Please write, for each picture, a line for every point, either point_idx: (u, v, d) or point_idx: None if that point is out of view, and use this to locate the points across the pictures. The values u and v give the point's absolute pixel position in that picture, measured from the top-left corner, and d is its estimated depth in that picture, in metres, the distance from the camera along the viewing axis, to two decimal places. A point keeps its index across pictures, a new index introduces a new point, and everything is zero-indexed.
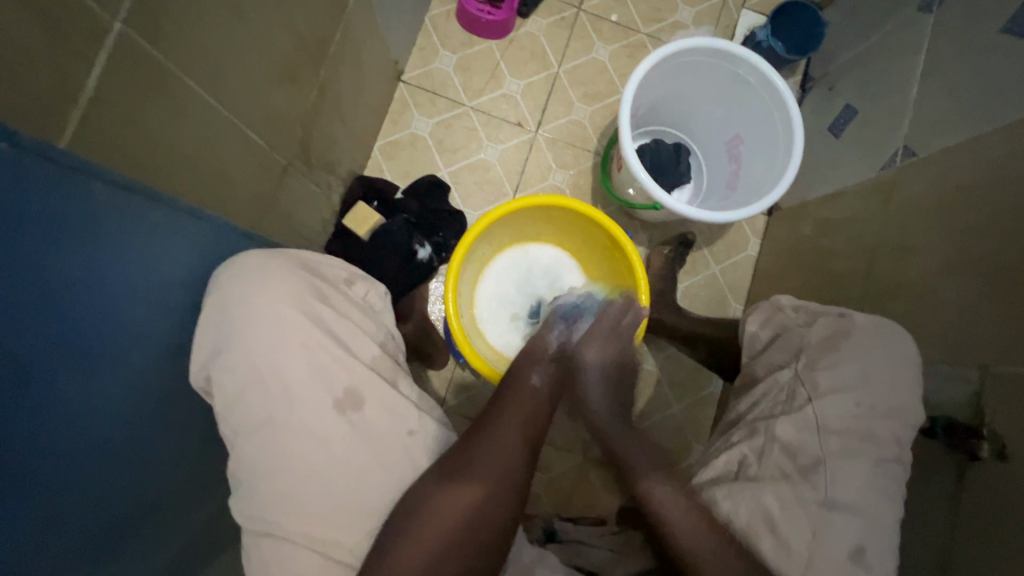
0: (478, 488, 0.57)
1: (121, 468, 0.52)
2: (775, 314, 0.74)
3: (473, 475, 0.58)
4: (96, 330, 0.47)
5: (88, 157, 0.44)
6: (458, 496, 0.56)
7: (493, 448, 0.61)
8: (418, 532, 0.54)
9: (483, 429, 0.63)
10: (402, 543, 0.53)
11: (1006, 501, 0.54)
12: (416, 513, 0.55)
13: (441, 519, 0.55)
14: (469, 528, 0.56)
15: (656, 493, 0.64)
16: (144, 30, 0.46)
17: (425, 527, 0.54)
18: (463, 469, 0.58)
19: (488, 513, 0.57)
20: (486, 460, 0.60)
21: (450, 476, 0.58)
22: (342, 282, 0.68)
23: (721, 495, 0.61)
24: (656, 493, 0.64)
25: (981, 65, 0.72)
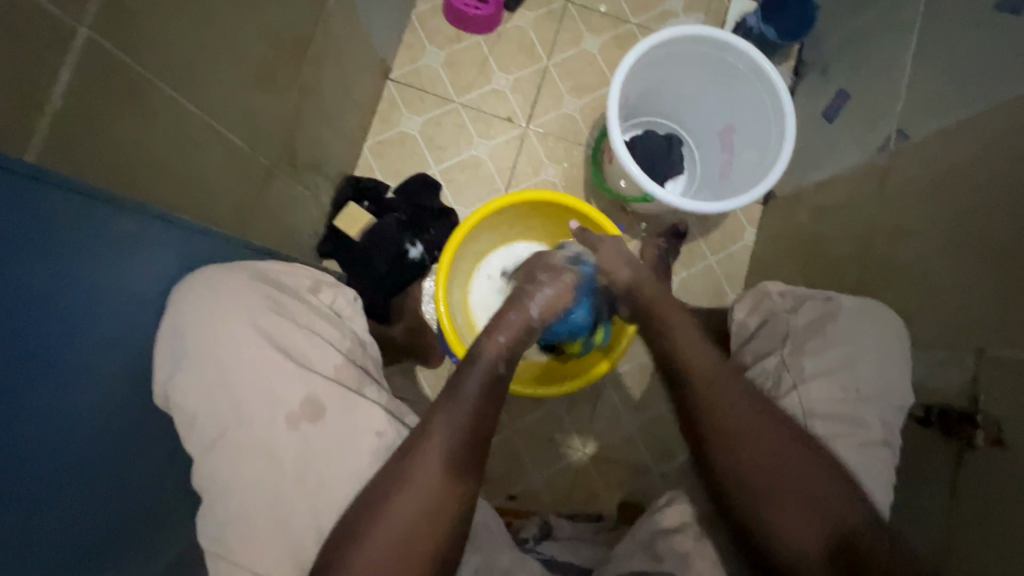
0: (452, 483, 0.57)
1: (102, 478, 0.51)
2: (763, 300, 0.70)
3: (428, 468, 0.56)
4: (71, 339, 0.47)
5: (57, 169, 0.44)
6: (417, 494, 0.55)
7: (449, 439, 0.59)
8: (370, 534, 0.53)
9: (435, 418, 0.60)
10: (359, 555, 0.52)
11: (1002, 488, 0.53)
12: (382, 514, 0.53)
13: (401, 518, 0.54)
14: (431, 527, 0.55)
15: (725, 409, 0.60)
16: (112, 35, 0.45)
17: (384, 535, 0.53)
18: (418, 465, 0.56)
19: (454, 507, 0.57)
20: (446, 451, 0.58)
21: (407, 472, 0.55)
22: (307, 290, 0.68)
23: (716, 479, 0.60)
24: (731, 410, 0.60)
25: (973, 44, 0.70)
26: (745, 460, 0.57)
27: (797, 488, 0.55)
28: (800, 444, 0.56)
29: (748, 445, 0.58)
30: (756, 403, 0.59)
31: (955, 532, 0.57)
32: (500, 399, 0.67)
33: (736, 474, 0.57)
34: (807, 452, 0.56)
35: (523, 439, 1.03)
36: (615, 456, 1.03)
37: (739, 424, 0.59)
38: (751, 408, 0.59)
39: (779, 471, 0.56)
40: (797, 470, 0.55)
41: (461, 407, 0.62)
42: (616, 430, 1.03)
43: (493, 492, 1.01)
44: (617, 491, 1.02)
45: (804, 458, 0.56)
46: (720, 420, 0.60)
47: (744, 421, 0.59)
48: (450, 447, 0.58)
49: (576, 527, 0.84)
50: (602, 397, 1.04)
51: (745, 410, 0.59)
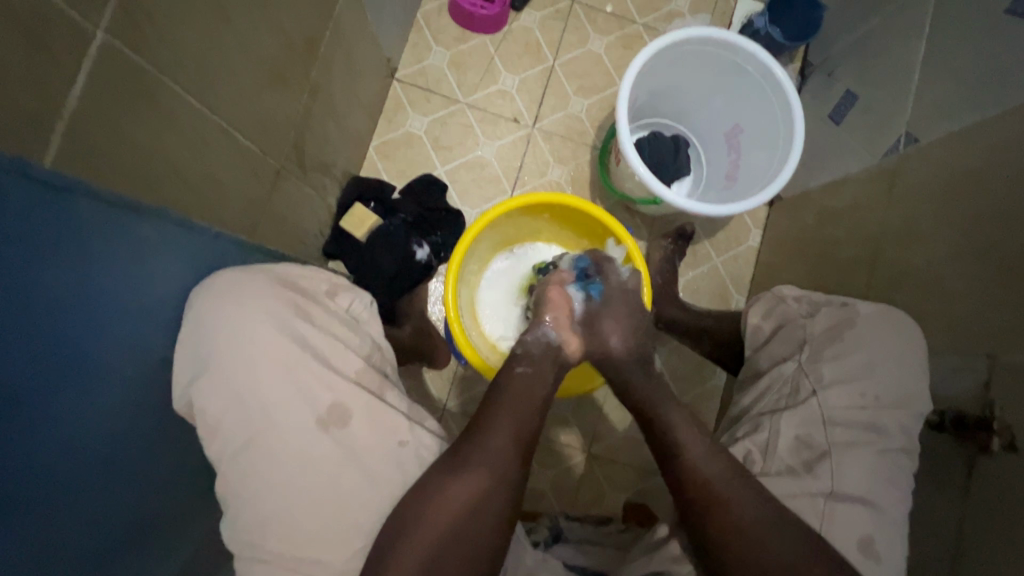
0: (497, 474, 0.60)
1: (117, 483, 0.51)
2: (778, 305, 0.72)
3: (471, 474, 0.58)
4: (89, 344, 0.47)
5: (76, 175, 0.44)
6: (464, 499, 0.56)
7: (490, 444, 0.61)
8: (427, 515, 0.54)
9: (487, 414, 0.65)
10: (414, 534, 0.53)
11: (1018, 492, 0.53)
12: (439, 496, 0.55)
13: (447, 521, 0.55)
14: (476, 520, 0.56)
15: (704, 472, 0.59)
16: (128, 38, 0.45)
17: (439, 515, 0.55)
18: (463, 470, 0.58)
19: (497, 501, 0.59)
20: (496, 445, 0.61)
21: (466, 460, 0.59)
22: (325, 294, 0.68)
23: (752, 488, 0.58)
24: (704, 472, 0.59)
25: (983, 48, 0.70)
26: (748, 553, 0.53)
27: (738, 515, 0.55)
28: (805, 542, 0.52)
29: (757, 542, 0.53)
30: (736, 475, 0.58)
31: (969, 536, 0.57)
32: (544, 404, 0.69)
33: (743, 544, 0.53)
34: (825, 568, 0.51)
35: None
36: (622, 457, 1.03)
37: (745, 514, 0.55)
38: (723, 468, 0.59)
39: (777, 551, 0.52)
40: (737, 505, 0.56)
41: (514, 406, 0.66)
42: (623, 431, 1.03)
43: None
44: (624, 492, 1.02)
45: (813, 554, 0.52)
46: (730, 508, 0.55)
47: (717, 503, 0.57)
48: (491, 454, 0.60)
49: (586, 529, 0.85)
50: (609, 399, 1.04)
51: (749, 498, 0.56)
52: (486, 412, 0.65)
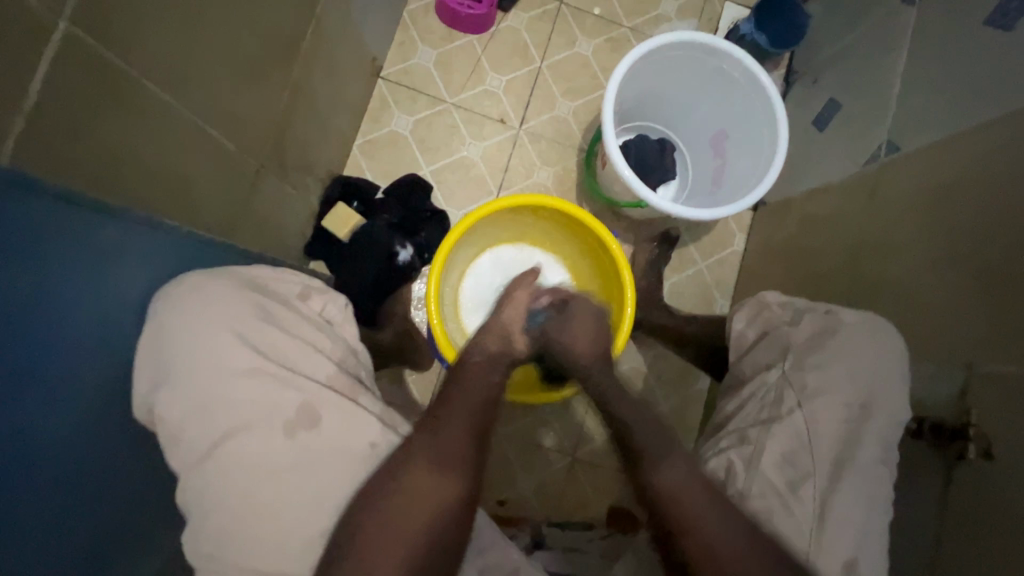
0: (449, 471, 0.57)
1: (78, 495, 0.49)
2: (763, 310, 0.72)
3: (420, 461, 0.57)
4: (48, 350, 0.45)
5: (31, 173, 0.42)
6: (418, 490, 0.55)
7: (446, 437, 0.60)
8: (374, 519, 0.52)
9: (436, 413, 0.63)
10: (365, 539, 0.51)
11: (994, 500, 0.53)
12: (386, 498, 0.53)
13: (399, 514, 0.53)
14: (431, 515, 0.54)
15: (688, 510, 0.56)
16: (94, 30, 0.43)
17: (390, 515, 0.53)
18: (416, 461, 0.56)
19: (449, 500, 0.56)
20: (443, 446, 0.59)
21: (413, 460, 0.56)
22: (296, 297, 0.66)
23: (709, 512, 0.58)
24: (688, 506, 0.56)
25: (962, 59, 0.71)
26: (688, 532, 0.55)
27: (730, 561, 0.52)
28: (718, 509, 0.55)
29: (708, 555, 0.53)
30: (706, 497, 0.56)
31: (947, 544, 0.57)
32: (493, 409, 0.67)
33: (694, 536, 0.54)
34: (747, 541, 0.53)
35: (513, 445, 1.02)
36: (606, 461, 1.02)
37: (691, 510, 0.55)
38: (703, 500, 0.56)
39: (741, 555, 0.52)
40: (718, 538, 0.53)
41: (460, 410, 0.63)
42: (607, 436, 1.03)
43: (483, 498, 1.00)
44: (607, 497, 1.01)
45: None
46: (703, 532, 0.54)
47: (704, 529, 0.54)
48: (447, 444, 0.59)
49: (570, 535, 0.85)
50: (593, 404, 1.03)
51: (725, 537, 0.53)
52: (439, 404, 0.64)
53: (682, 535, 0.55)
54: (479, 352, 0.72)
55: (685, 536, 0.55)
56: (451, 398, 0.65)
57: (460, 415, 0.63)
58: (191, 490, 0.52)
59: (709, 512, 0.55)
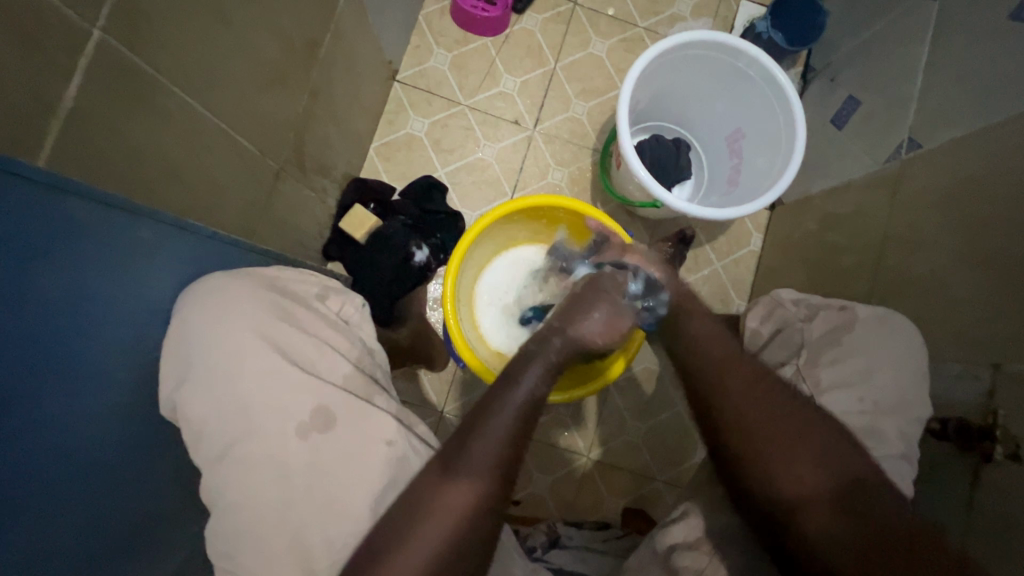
0: (484, 505, 0.52)
1: (108, 488, 0.50)
2: (776, 308, 0.69)
3: (453, 492, 0.52)
4: (78, 347, 0.46)
5: (68, 176, 0.43)
6: (446, 512, 0.51)
7: (480, 455, 0.54)
8: (400, 556, 0.48)
9: (470, 431, 0.56)
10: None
11: (1023, 503, 0.52)
12: (410, 533, 0.49)
13: (428, 552, 0.49)
14: (459, 550, 0.50)
15: (753, 416, 0.56)
16: (126, 38, 0.45)
17: (418, 554, 0.49)
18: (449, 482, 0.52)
19: (476, 535, 0.51)
20: (476, 478, 0.53)
21: (444, 497, 0.51)
22: (314, 297, 0.68)
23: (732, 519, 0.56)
24: (752, 413, 0.56)
25: (986, 53, 0.70)
26: (744, 422, 0.56)
27: (818, 464, 0.52)
28: (809, 416, 0.55)
29: (763, 440, 0.55)
30: (787, 399, 0.56)
31: (973, 548, 0.56)
32: (532, 427, 0.59)
33: (764, 450, 0.54)
34: (820, 418, 0.55)
35: (529, 445, 1.02)
36: (621, 462, 1.02)
37: (762, 418, 0.56)
38: (781, 404, 0.56)
39: (803, 443, 0.53)
40: (795, 437, 0.53)
41: (496, 428, 0.56)
42: (623, 436, 1.03)
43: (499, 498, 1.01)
44: (623, 497, 1.01)
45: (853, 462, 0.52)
46: (787, 470, 0.52)
47: (772, 421, 0.55)
48: (480, 462, 0.53)
49: (584, 536, 0.84)
50: (608, 403, 1.03)
51: (787, 412, 0.55)
52: (484, 411, 0.57)
53: (738, 433, 0.56)
54: (528, 374, 0.61)
55: (757, 479, 0.54)
56: (488, 414, 0.57)
57: (499, 425, 0.56)
58: (217, 485, 0.53)
59: (775, 399, 0.56)
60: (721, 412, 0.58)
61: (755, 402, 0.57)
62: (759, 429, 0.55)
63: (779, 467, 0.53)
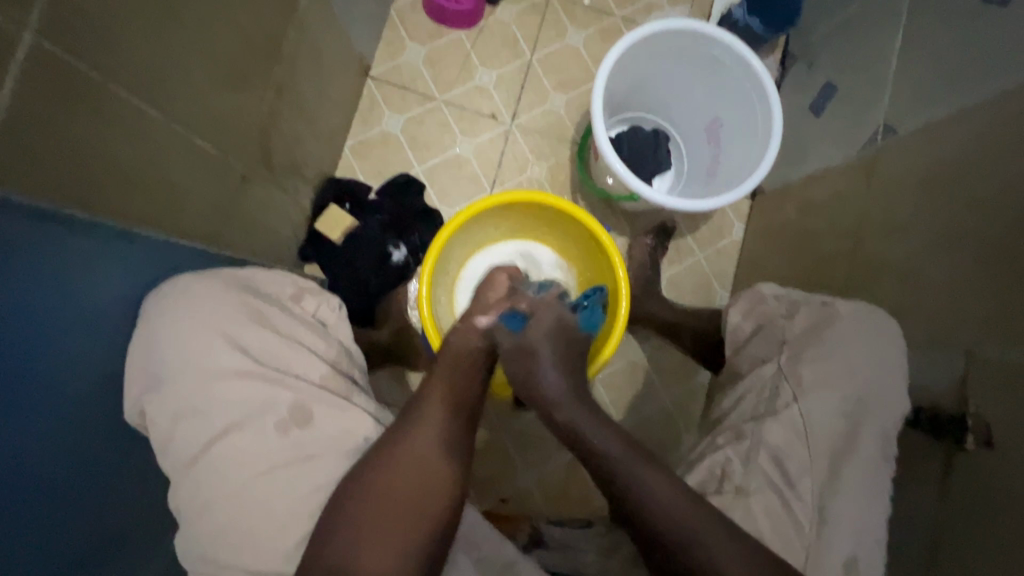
0: (442, 449, 0.58)
1: (69, 506, 0.49)
2: (758, 305, 0.70)
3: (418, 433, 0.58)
4: (27, 365, 0.45)
5: (5, 187, 0.41)
6: (419, 463, 0.56)
7: (444, 420, 0.61)
8: (365, 491, 0.53)
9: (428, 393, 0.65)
10: (351, 512, 0.51)
11: (996, 489, 0.52)
12: (378, 469, 0.54)
13: (388, 486, 0.53)
14: (424, 491, 0.55)
15: (602, 444, 0.61)
16: (63, 41, 0.43)
17: (383, 486, 0.53)
18: (410, 425, 0.59)
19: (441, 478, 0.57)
20: (438, 423, 0.60)
21: (405, 439, 0.57)
22: (289, 298, 0.66)
23: None
24: (595, 438, 0.62)
25: (958, 36, 0.69)
26: (613, 461, 0.60)
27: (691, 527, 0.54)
28: (683, 493, 0.56)
29: (657, 520, 0.55)
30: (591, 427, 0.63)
31: (949, 536, 0.56)
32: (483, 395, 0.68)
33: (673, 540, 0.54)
34: (710, 520, 0.54)
35: (514, 443, 1.01)
36: None
37: (658, 493, 0.56)
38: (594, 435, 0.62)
39: (671, 519, 0.55)
40: (626, 466, 0.59)
41: (449, 389, 0.65)
42: None
43: (485, 496, 1.00)
44: None
45: (715, 526, 0.53)
46: (650, 506, 0.56)
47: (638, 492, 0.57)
48: (437, 420, 0.61)
49: (568, 533, 0.84)
50: (593, 399, 1.03)
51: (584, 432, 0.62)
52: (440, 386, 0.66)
53: (608, 469, 0.60)
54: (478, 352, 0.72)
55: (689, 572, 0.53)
56: (439, 382, 0.66)
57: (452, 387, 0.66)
58: (190, 492, 0.52)
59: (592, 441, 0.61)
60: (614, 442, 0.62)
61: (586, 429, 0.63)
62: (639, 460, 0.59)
63: (662, 511, 0.55)
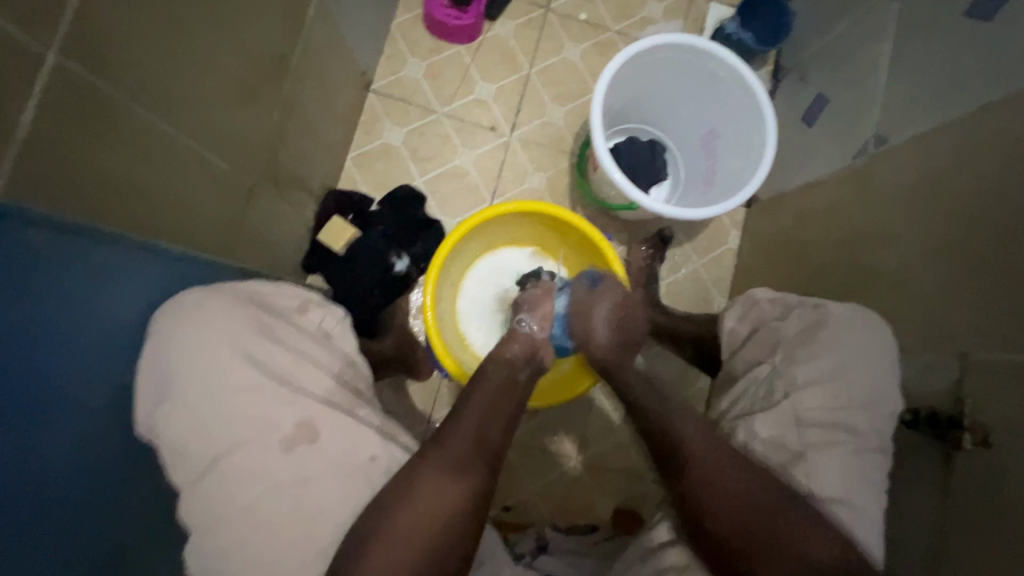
0: (465, 476, 0.59)
1: (80, 518, 0.49)
2: (752, 308, 0.72)
3: (442, 463, 0.59)
4: (47, 377, 0.46)
5: (26, 203, 0.43)
6: (431, 497, 0.56)
7: (455, 444, 0.62)
8: (390, 519, 0.54)
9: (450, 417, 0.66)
10: (380, 539, 0.52)
11: (995, 488, 0.53)
12: (401, 501, 0.55)
13: (413, 512, 0.54)
14: (446, 520, 0.56)
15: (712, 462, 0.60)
16: (83, 61, 0.44)
17: (407, 517, 0.54)
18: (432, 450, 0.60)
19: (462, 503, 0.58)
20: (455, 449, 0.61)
21: (424, 470, 0.58)
22: (295, 311, 0.67)
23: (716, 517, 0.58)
24: (712, 457, 0.60)
25: (945, 50, 0.72)
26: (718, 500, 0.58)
27: (745, 505, 0.56)
28: (783, 497, 0.56)
29: (728, 512, 0.57)
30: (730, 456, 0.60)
31: (952, 535, 0.57)
32: (505, 414, 0.70)
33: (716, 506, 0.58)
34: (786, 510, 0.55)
35: (516, 450, 1.02)
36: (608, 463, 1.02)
37: (732, 487, 0.57)
38: (724, 455, 0.60)
39: (753, 522, 0.55)
40: (716, 466, 0.59)
41: (470, 416, 0.66)
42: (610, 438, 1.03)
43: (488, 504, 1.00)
44: (613, 499, 1.01)
45: (785, 518, 0.54)
46: (713, 476, 0.59)
47: (720, 465, 0.59)
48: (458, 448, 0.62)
49: (571, 540, 0.84)
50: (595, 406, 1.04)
51: (730, 464, 0.59)
52: (458, 403, 0.69)
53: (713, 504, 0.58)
54: (494, 372, 0.73)
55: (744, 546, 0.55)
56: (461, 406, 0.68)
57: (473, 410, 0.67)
58: (206, 502, 0.53)
59: (722, 450, 0.60)
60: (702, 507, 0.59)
61: (699, 434, 0.62)
62: (711, 483, 0.59)
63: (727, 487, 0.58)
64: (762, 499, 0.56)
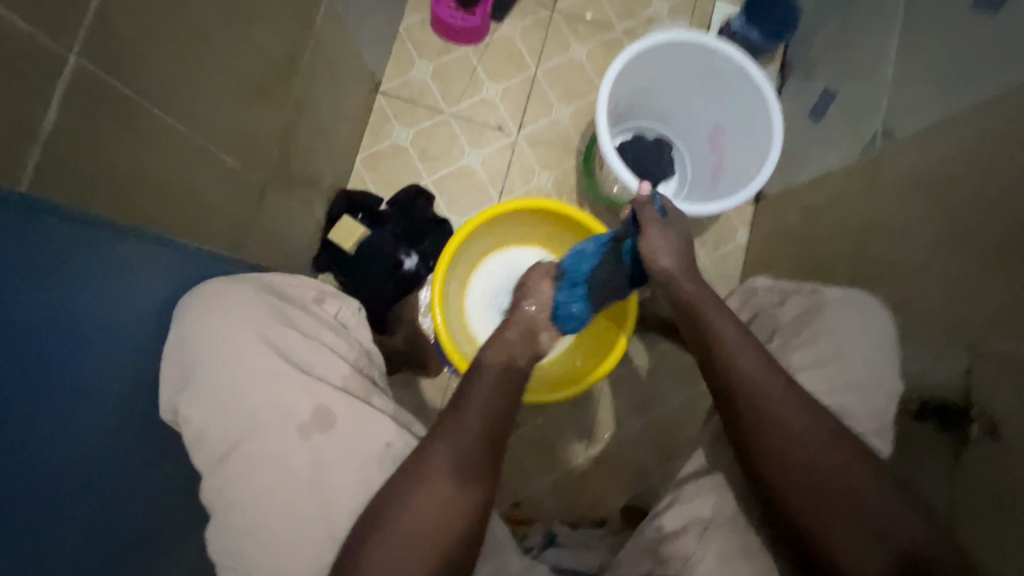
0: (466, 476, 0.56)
1: (100, 504, 0.51)
2: (751, 297, 0.74)
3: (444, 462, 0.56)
4: (70, 364, 0.48)
5: (50, 197, 0.44)
6: (431, 501, 0.53)
7: (458, 442, 0.58)
8: (390, 525, 0.51)
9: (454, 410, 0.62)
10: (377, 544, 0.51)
11: (1006, 478, 0.53)
12: (399, 509, 0.52)
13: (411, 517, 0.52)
14: (448, 525, 0.53)
15: (778, 399, 0.56)
16: (102, 60, 0.46)
17: (404, 525, 0.51)
18: (433, 447, 0.57)
19: (463, 508, 0.54)
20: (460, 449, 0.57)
21: (424, 473, 0.55)
22: (313, 301, 0.68)
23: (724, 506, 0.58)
24: (769, 389, 0.56)
25: (952, 42, 0.72)
26: (791, 448, 0.54)
27: (813, 455, 0.53)
28: (848, 444, 0.54)
29: (788, 451, 0.54)
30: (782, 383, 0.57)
31: (963, 527, 0.56)
32: (511, 407, 0.65)
33: (776, 464, 0.54)
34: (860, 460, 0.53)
35: (525, 446, 1.02)
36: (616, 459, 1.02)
37: (794, 426, 0.54)
38: (779, 384, 0.57)
39: (819, 469, 0.53)
40: (778, 401, 0.56)
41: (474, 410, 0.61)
42: (618, 434, 1.03)
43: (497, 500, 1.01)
44: (621, 495, 1.01)
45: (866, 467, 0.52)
46: (779, 429, 0.55)
47: (772, 399, 0.56)
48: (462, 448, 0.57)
49: (579, 534, 0.85)
50: (603, 402, 1.04)
51: (785, 391, 0.56)
52: (462, 396, 0.64)
53: (785, 449, 0.54)
54: (492, 363, 0.70)
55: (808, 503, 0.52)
56: (466, 397, 0.63)
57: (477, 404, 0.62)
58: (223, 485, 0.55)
59: (774, 378, 0.57)
60: (747, 408, 0.57)
61: (750, 359, 0.59)
62: (760, 414, 0.56)
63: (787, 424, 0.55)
64: (833, 455, 0.53)
